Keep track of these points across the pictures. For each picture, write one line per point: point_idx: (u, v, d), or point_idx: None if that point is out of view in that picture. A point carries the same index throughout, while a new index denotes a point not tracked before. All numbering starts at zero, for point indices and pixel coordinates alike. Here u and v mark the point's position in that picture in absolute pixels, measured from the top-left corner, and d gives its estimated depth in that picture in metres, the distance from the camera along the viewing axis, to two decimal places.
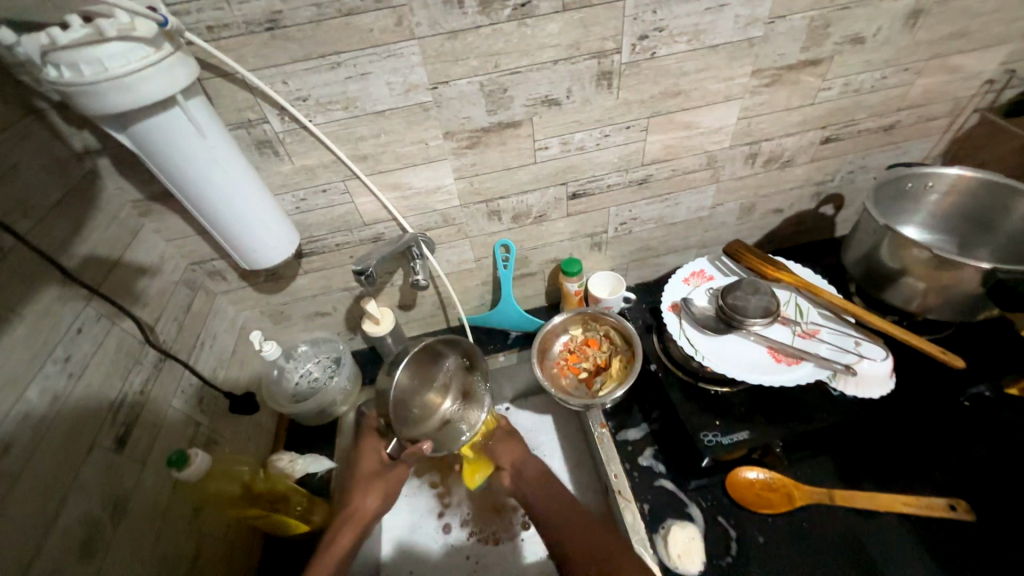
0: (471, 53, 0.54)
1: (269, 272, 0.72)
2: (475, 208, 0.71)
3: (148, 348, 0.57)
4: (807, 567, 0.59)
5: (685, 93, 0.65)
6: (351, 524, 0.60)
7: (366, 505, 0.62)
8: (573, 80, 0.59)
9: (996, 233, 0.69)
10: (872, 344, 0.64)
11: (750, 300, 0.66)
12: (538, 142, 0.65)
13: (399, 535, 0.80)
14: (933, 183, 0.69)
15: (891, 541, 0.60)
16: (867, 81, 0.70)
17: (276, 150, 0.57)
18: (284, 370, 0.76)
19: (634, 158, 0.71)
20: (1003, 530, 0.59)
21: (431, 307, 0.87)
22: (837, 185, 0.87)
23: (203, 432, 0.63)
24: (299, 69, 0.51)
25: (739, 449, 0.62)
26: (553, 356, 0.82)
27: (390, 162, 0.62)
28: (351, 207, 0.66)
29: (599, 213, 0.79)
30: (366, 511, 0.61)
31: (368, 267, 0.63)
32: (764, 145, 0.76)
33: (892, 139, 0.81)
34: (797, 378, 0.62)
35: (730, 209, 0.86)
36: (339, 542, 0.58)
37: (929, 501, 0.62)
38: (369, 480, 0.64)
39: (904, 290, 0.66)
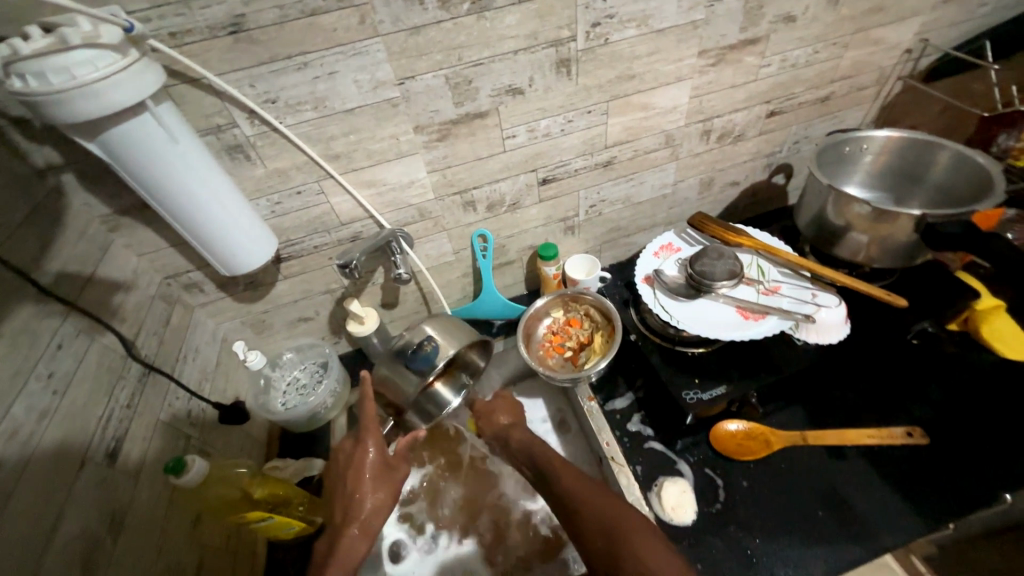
0: (434, 48, 0.56)
1: (248, 280, 0.72)
2: (450, 199, 0.73)
3: (131, 362, 0.56)
4: (787, 503, 0.65)
5: (638, 76, 0.69)
6: (361, 533, 0.59)
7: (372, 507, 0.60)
8: (533, 69, 0.62)
9: (924, 186, 0.76)
10: (826, 294, 0.70)
11: (716, 265, 0.71)
12: (506, 131, 0.68)
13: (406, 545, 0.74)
14: (867, 145, 0.76)
15: (856, 471, 0.66)
16: (802, 56, 0.76)
17: (248, 155, 0.58)
18: (271, 379, 0.78)
19: (597, 141, 0.75)
20: (949, 450, 0.67)
21: (414, 303, 0.88)
22: (785, 155, 0.93)
23: (195, 444, 0.62)
24: (266, 71, 0.52)
25: (720, 403, 0.66)
26: (538, 339, 0.84)
27: (363, 160, 0.63)
28: (327, 207, 0.67)
29: (569, 197, 0.82)
30: (374, 515, 0.60)
31: (352, 262, 0.65)
32: (716, 122, 0.81)
33: (830, 109, 0.88)
34: (764, 331, 0.66)
35: (691, 184, 0.91)
36: (353, 550, 0.57)
37: (889, 431, 0.68)
38: (373, 483, 0.61)
39: (850, 243, 0.72)
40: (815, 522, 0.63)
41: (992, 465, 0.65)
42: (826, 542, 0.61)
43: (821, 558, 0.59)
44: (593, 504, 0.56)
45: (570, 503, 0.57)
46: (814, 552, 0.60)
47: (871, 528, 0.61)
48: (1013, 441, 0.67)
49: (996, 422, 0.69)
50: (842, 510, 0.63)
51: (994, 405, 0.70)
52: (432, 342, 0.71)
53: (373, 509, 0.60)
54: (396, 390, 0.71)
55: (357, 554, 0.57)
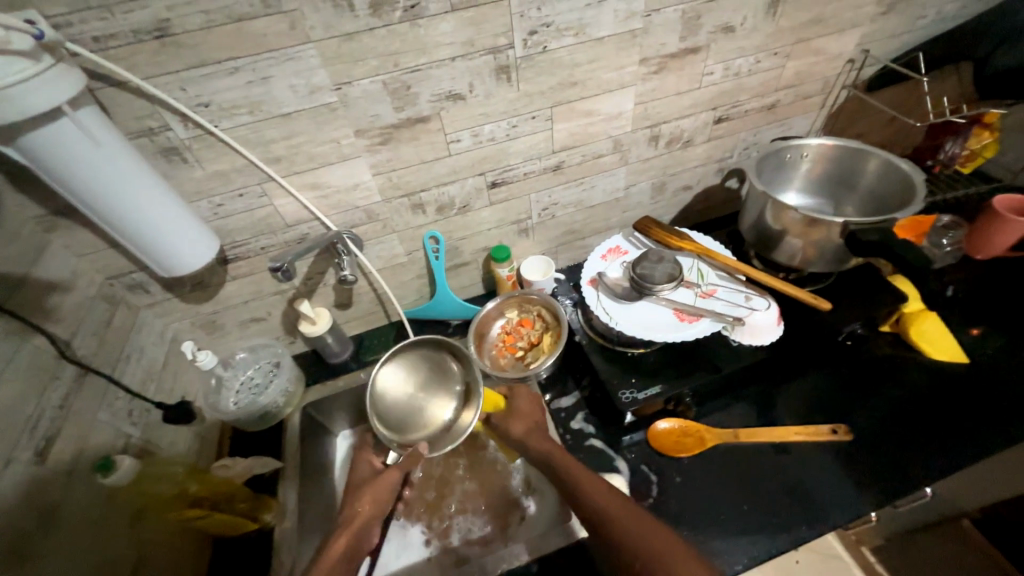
0: (369, 54, 0.57)
1: (194, 281, 0.72)
2: (398, 202, 0.74)
3: (66, 363, 0.56)
4: (716, 496, 0.67)
5: (580, 83, 0.70)
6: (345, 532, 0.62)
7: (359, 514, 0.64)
8: (472, 75, 0.63)
9: (859, 192, 0.79)
10: (759, 297, 0.73)
11: (656, 268, 0.74)
12: (450, 136, 0.69)
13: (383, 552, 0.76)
14: (806, 152, 0.79)
15: (784, 466, 0.69)
16: (744, 65, 0.79)
17: (184, 157, 0.58)
18: (222, 379, 0.78)
19: (544, 146, 0.76)
20: (871, 445, 0.70)
21: (369, 303, 0.89)
22: (736, 160, 0.96)
23: (135, 444, 0.63)
24: (197, 75, 0.52)
25: (655, 402, 0.68)
26: (491, 339, 0.86)
27: (305, 162, 0.64)
28: (271, 209, 0.68)
29: (520, 200, 0.83)
30: (358, 518, 0.64)
31: (285, 263, 0.64)
32: (663, 128, 0.83)
33: (777, 116, 0.91)
34: (695, 334, 0.69)
35: (643, 188, 0.93)
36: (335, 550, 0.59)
37: (816, 428, 0.71)
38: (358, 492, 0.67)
39: (786, 248, 0.74)
40: (741, 515, 0.65)
41: (912, 458, 0.68)
42: (750, 535, 0.63)
43: (744, 550, 0.62)
44: (640, 540, 0.51)
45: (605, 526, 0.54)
46: (738, 544, 0.62)
47: (793, 520, 0.64)
48: (932, 437, 0.70)
49: (918, 418, 0.71)
50: (770, 503, 0.66)
51: (916, 403, 0.73)
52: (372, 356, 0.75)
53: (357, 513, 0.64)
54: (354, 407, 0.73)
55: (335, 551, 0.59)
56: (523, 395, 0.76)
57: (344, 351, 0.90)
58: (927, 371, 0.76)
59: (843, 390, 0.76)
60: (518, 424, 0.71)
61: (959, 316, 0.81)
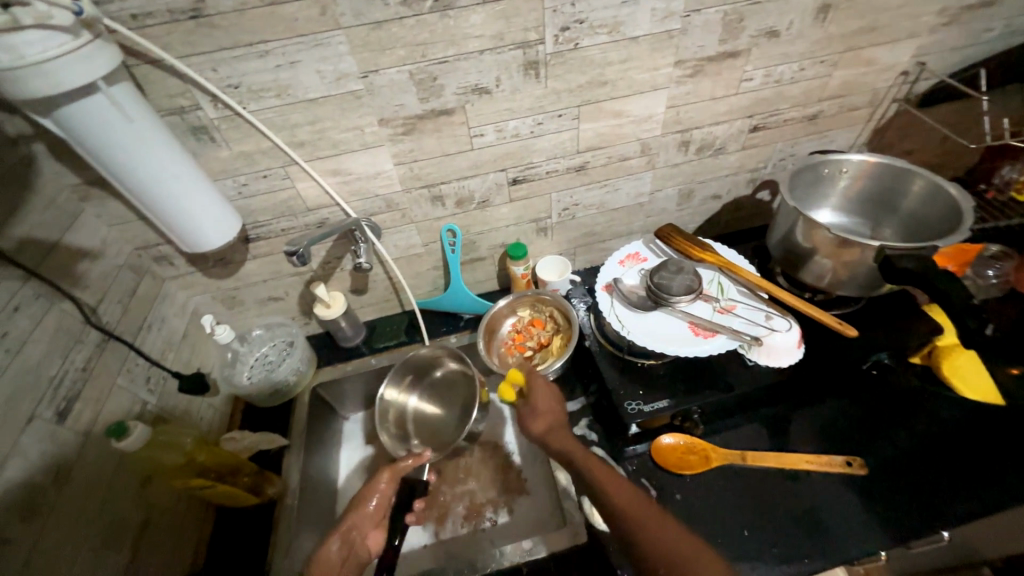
0: (397, 43, 0.57)
1: (217, 257, 0.74)
2: (418, 193, 0.74)
3: (90, 328, 0.59)
4: (716, 517, 0.65)
5: (610, 83, 0.68)
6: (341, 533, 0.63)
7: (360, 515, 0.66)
8: (500, 69, 0.62)
9: (899, 214, 0.75)
10: (781, 318, 0.70)
11: (674, 279, 0.72)
12: (473, 130, 0.68)
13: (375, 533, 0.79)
14: (845, 169, 0.75)
15: (791, 494, 0.66)
16: (787, 72, 0.75)
17: (212, 137, 0.60)
18: (238, 354, 0.82)
19: (568, 146, 0.75)
20: (887, 481, 0.66)
21: (384, 291, 0.90)
22: (770, 171, 0.92)
23: (151, 410, 0.65)
24: (228, 56, 0.53)
25: (661, 416, 0.66)
26: (501, 337, 0.87)
27: (328, 148, 0.65)
28: (293, 192, 0.69)
29: (541, 199, 0.82)
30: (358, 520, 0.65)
31: (300, 248, 0.65)
32: (695, 133, 0.80)
33: (818, 128, 0.86)
34: (711, 349, 0.67)
35: (669, 194, 0.90)
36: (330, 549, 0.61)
37: (829, 458, 0.68)
38: (362, 493, 0.68)
39: (815, 268, 0.71)
40: (739, 540, 0.63)
41: (931, 500, 0.64)
42: (748, 561, 0.61)
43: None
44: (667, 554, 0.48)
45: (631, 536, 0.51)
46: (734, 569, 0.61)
47: (794, 552, 0.62)
48: (954, 480, 0.66)
49: (941, 459, 0.68)
50: (772, 530, 0.64)
51: (942, 442, 0.69)
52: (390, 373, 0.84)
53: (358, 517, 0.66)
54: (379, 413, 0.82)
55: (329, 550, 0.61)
56: (541, 390, 0.69)
57: (356, 336, 0.91)
58: (956, 410, 0.72)
59: (863, 422, 0.72)
60: (537, 426, 0.66)
61: None
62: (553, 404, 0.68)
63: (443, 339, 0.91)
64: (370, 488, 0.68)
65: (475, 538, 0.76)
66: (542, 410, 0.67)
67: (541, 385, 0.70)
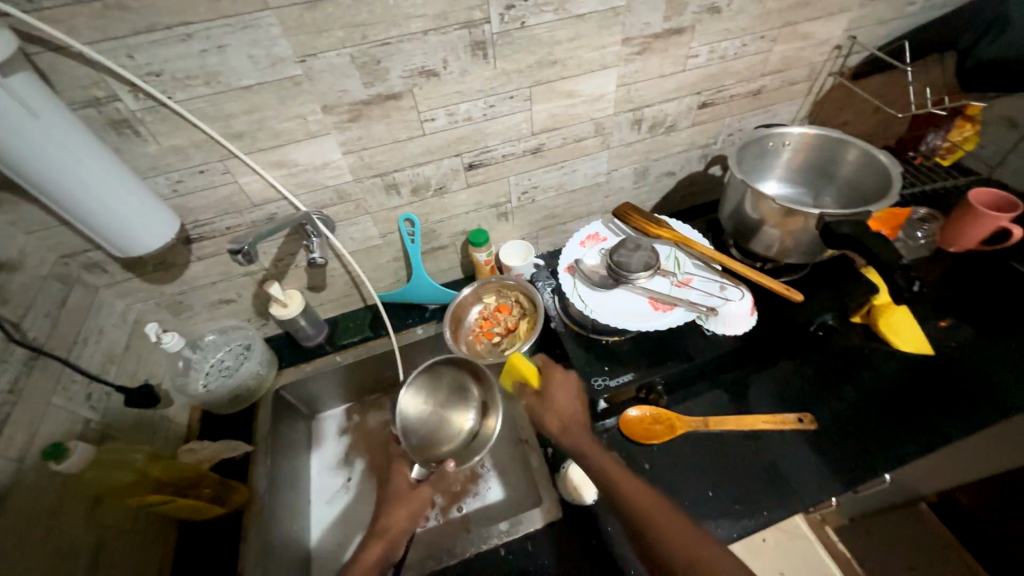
0: (335, 25, 0.54)
1: (157, 261, 0.69)
2: (370, 181, 0.72)
3: (14, 347, 0.54)
4: (683, 481, 0.68)
5: (560, 62, 0.68)
6: (379, 540, 0.65)
7: (390, 527, 0.66)
8: (446, 50, 0.60)
9: (836, 183, 0.79)
10: (734, 287, 0.73)
11: (632, 256, 0.74)
12: (424, 114, 0.66)
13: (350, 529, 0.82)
14: (786, 141, 0.78)
15: (750, 453, 0.70)
16: (730, 48, 0.76)
17: (136, 130, 0.55)
18: (191, 361, 0.77)
19: (522, 128, 0.74)
20: (833, 433, 0.71)
21: (343, 286, 0.88)
22: (720, 147, 0.94)
23: (95, 428, 0.61)
24: (144, 42, 0.49)
25: (627, 389, 0.68)
26: (468, 324, 0.86)
27: (269, 139, 0.61)
28: (235, 187, 0.65)
29: (499, 182, 0.81)
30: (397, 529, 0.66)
31: (244, 247, 0.62)
32: (647, 111, 0.81)
33: (762, 102, 0.89)
34: (670, 322, 0.69)
35: (626, 173, 0.91)
36: (368, 557, 0.63)
37: (783, 417, 0.73)
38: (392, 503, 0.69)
39: (764, 238, 0.74)
40: (704, 502, 0.66)
41: (873, 446, 0.70)
42: (713, 519, 0.65)
43: None
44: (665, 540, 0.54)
45: (637, 529, 0.56)
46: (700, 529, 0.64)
47: (754, 506, 0.66)
48: (893, 427, 0.71)
49: (881, 409, 0.73)
50: (733, 487, 0.67)
51: (882, 393, 0.74)
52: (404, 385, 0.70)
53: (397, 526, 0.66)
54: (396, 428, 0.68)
55: (368, 558, 0.63)
56: (565, 384, 0.68)
57: (318, 334, 0.88)
58: (893, 362, 0.77)
59: (811, 380, 0.77)
60: (552, 422, 0.66)
61: (928, 308, 0.82)
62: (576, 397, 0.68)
63: (408, 331, 0.90)
64: (402, 499, 0.69)
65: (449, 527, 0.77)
66: (563, 406, 0.67)
67: (563, 380, 0.68)
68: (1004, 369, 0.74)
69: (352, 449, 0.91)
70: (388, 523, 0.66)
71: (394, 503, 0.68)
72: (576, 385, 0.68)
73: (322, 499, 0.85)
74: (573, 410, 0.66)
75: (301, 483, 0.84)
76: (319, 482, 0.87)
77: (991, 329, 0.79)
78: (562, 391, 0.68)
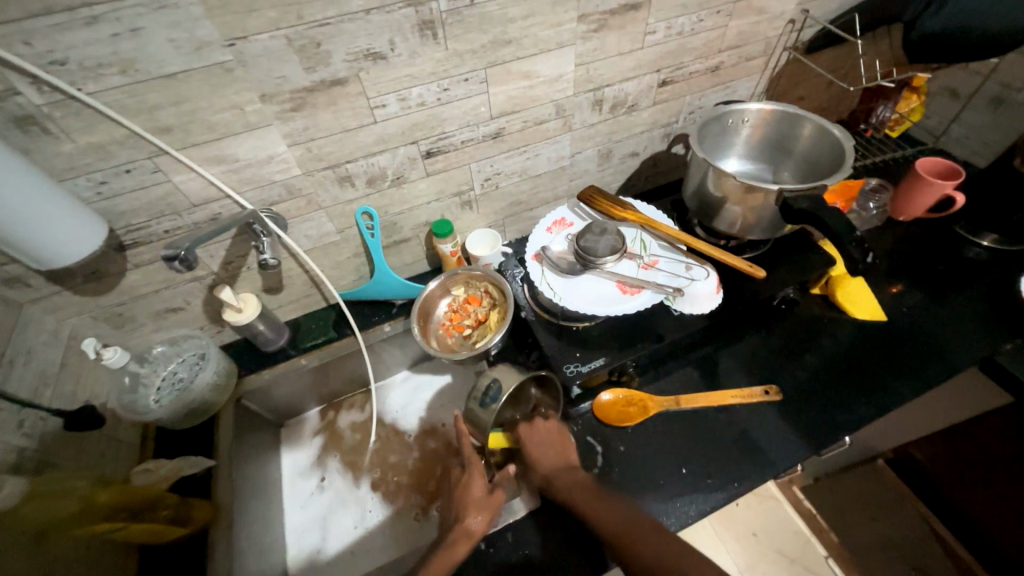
0: (264, 4, 0.49)
1: (88, 271, 0.64)
2: (321, 174, 0.67)
3: None
4: (657, 460, 0.69)
5: (515, 41, 0.65)
6: (465, 540, 0.59)
7: (473, 528, 0.60)
8: (392, 31, 0.57)
9: (794, 158, 0.81)
10: (699, 267, 0.73)
11: (599, 241, 0.73)
12: (373, 100, 0.62)
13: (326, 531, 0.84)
14: (745, 118, 0.79)
15: (720, 427, 0.72)
16: (687, 24, 0.75)
17: (45, 128, 0.50)
18: (139, 376, 0.73)
19: (481, 112, 0.71)
20: (797, 402, 0.74)
21: (303, 286, 0.84)
22: (682, 125, 0.94)
23: (30, 457, 0.57)
24: (43, 26, 0.44)
25: (599, 374, 0.68)
26: (437, 318, 0.84)
27: (203, 133, 0.56)
28: (170, 186, 0.60)
29: (460, 170, 0.78)
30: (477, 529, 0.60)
31: (180, 251, 0.57)
32: (607, 91, 0.79)
33: (721, 79, 0.89)
34: (638, 305, 0.69)
35: (589, 155, 0.90)
36: (454, 555, 0.59)
37: (749, 390, 0.74)
38: (473, 503, 0.62)
39: (726, 216, 0.74)
40: (678, 478, 0.67)
41: (835, 410, 0.72)
42: (687, 495, 0.65)
43: (678, 510, 0.64)
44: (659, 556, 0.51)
45: (626, 554, 0.52)
46: (675, 505, 0.64)
47: (726, 479, 0.67)
48: (853, 391, 0.74)
49: (841, 375, 0.76)
50: (706, 462, 0.68)
51: (841, 360, 0.77)
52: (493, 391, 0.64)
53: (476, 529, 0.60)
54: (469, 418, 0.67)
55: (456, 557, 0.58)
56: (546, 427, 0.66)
57: (279, 338, 0.84)
58: (851, 329, 0.80)
59: (775, 352, 0.79)
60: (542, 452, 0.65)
61: (881, 276, 0.86)
62: (561, 441, 0.65)
63: (375, 328, 0.87)
64: (477, 501, 0.62)
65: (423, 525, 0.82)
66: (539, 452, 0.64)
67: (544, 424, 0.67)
68: (951, 328, 0.78)
69: (326, 448, 0.93)
70: (469, 524, 0.60)
71: (469, 505, 0.62)
72: (555, 428, 0.66)
73: (297, 504, 0.86)
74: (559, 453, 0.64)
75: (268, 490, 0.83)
76: (294, 487, 0.88)
77: (939, 292, 0.82)
78: (541, 434, 0.66)
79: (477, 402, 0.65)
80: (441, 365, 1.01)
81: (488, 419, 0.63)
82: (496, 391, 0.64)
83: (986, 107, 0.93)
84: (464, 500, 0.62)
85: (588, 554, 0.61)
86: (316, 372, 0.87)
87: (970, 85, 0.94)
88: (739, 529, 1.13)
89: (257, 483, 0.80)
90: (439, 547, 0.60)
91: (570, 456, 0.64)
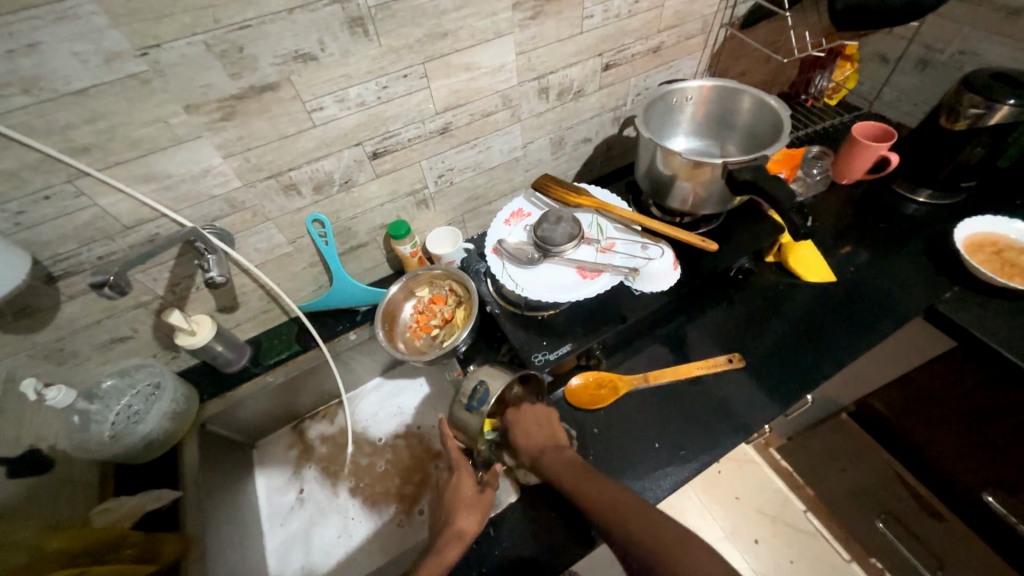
0: (175, 8, 0.47)
1: (16, 307, 0.60)
2: (264, 184, 0.65)
3: None
4: (631, 437, 0.70)
5: (451, 33, 0.64)
6: (458, 543, 0.58)
7: (466, 529, 0.59)
8: (321, 30, 0.55)
9: (738, 132, 0.83)
10: (654, 246, 0.75)
11: (556, 229, 0.73)
12: (310, 104, 0.60)
13: (308, 547, 0.81)
14: (688, 95, 0.80)
15: (691, 399, 0.73)
16: (623, 6, 0.76)
17: None
18: (87, 415, 0.69)
19: (425, 107, 0.70)
20: (759, 367, 0.76)
21: (259, 302, 0.81)
22: (630, 107, 0.95)
23: None
24: None
25: (567, 361, 0.68)
26: (404, 321, 0.83)
27: (127, 150, 0.53)
28: (97, 210, 0.57)
29: (410, 168, 0.77)
30: (468, 528, 0.59)
31: (110, 277, 0.54)
32: (552, 78, 0.79)
33: (663, 59, 0.90)
34: (598, 289, 0.70)
35: (542, 144, 0.90)
36: (445, 558, 0.57)
37: (714, 360, 0.77)
38: (465, 503, 0.61)
39: (678, 193, 0.75)
40: (652, 453, 0.68)
41: (795, 370, 0.75)
42: (663, 468, 0.67)
43: (654, 484, 0.66)
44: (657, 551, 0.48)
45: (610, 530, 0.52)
46: (652, 479, 0.66)
47: (699, 448, 0.68)
48: (811, 351, 0.77)
49: (799, 337, 0.79)
50: (679, 434, 0.70)
51: (798, 322, 0.80)
52: (483, 389, 0.62)
53: (468, 527, 0.59)
54: (455, 423, 0.64)
55: (448, 561, 0.57)
56: (537, 414, 0.66)
57: (240, 357, 0.81)
58: (805, 292, 0.83)
59: (737, 321, 0.82)
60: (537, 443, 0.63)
61: (829, 239, 0.90)
62: (553, 426, 0.65)
63: (341, 337, 0.85)
64: (464, 502, 0.61)
65: (410, 531, 0.82)
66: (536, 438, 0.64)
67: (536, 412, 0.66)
68: (895, 282, 0.82)
69: (302, 462, 0.91)
70: (461, 526, 0.59)
71: (458, 507, 0.61)
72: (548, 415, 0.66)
73: (277, 522, 0.84)
74: (547, 436, 0.64)
75: (243, 512, 0.81)
76: (271, 506, 0.86)
77: (883, 249, 0.87)
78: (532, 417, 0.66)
79: (464, 404, 0.62)
80: (414, 368, 0.99)
81: (475, 422, 0.61)
82: (483, 394, 0.61)
83: (913, 70, 0.98)
84: (453, 500, 0.62)
85: (576, 532, 0.61)
86: (283, 389, 0.85)
87: (896, 50, 0.99)
88: (724, 494, 1.29)
89: (230, 507, 0.78)
90: (429, 552, 0.59)
91: (558, 439, 0.64)
